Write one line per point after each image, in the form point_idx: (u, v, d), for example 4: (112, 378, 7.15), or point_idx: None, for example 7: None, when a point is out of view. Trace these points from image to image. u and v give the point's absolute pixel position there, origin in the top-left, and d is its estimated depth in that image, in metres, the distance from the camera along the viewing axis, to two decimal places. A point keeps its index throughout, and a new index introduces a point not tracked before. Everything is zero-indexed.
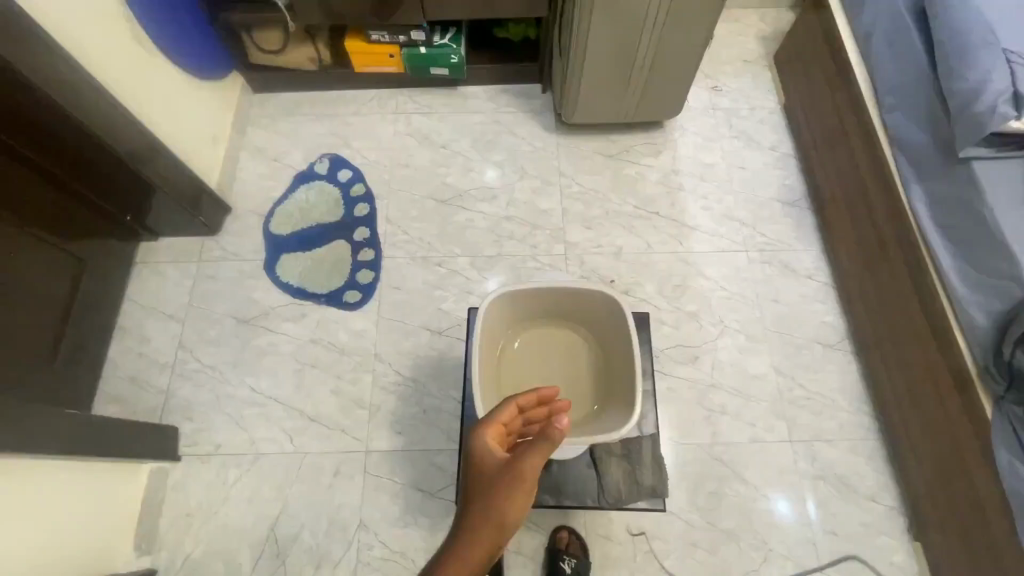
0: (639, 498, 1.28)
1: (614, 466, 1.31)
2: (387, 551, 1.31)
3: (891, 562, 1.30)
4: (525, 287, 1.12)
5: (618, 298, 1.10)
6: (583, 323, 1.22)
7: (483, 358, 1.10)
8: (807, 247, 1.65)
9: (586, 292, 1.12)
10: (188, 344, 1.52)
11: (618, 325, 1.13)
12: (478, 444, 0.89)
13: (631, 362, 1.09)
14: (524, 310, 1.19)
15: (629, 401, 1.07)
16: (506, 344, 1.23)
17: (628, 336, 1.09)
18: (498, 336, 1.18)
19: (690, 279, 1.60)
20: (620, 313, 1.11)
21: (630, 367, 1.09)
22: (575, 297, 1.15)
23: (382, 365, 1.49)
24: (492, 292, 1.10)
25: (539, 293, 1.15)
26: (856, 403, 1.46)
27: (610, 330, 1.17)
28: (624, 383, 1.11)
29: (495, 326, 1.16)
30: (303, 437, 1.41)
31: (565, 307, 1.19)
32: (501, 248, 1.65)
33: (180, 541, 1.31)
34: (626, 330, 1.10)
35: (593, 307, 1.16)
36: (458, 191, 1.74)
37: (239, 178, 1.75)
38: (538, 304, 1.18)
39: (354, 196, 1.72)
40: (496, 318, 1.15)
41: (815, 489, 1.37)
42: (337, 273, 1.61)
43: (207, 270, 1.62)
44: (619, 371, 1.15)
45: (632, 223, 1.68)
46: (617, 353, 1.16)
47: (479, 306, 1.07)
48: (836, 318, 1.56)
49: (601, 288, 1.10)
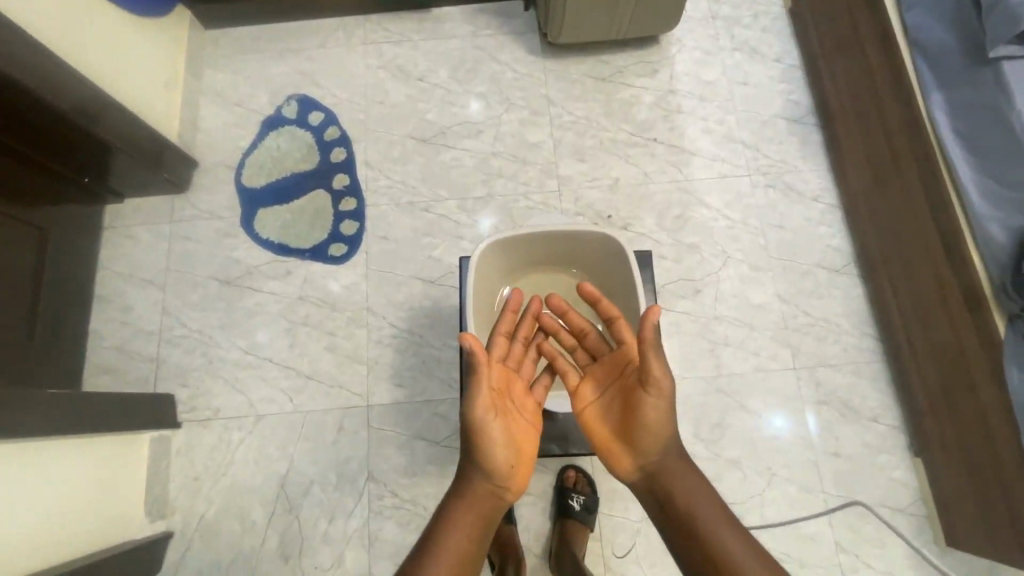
0: None
1: None
2: (397, 499, 1.32)
3: (891, 478, 1.33)
4: (517, 232, 1.05)
5: (618, 239, 1.03)
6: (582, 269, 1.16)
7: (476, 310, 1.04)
8: (813, 168, 1.56)
9: (584, 235, 1.06)
10: (173, 309, 1.46)
11: (620, 268, 1.07)
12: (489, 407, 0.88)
13: (635, 306, 1.03)
14: (517, 258, 1.12)
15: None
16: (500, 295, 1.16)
17: (630, 279, 1.04)
18: (490, 286, 1.12)
19: (691, 209, 1.52)
20: (621, 254, 1.05)
21: (633, 310, 1.04)
22: (572, 241, 1.08)
23: (375, 318, 1.45)
24: (485, 241, 1.04)
25: (533, 239, 1.08)
26: (861, 326, 1.43)
27: (611, 274, 1.11)
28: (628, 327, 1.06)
29: (486, 276, 1.09)
30: (302, 396, 1.39)
31: (560, 252, 1.12)
32: (490, 187, 1.56)
33: (192, 503, 1.33)
34: (628, 273, 1.05)
35: (593, 252, 1.10)
36: (440, 128, 1.61)
37: (201, 127, 1.61)
38: (532, 250, 1.11)
39: (328, 140, 1.60)
40: (488, 267, 1.08)
41: (818, 414, 1.37)
42: (319, 226, 1.52)
43: (181, 231, 1.53)
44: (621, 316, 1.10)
45: (628, 152, 1.58)
46: (618, 298, 1.11)
47: (471, 256, 1.01)
48: (842, 241, 1.50)
49: (600, 229, 1.04)
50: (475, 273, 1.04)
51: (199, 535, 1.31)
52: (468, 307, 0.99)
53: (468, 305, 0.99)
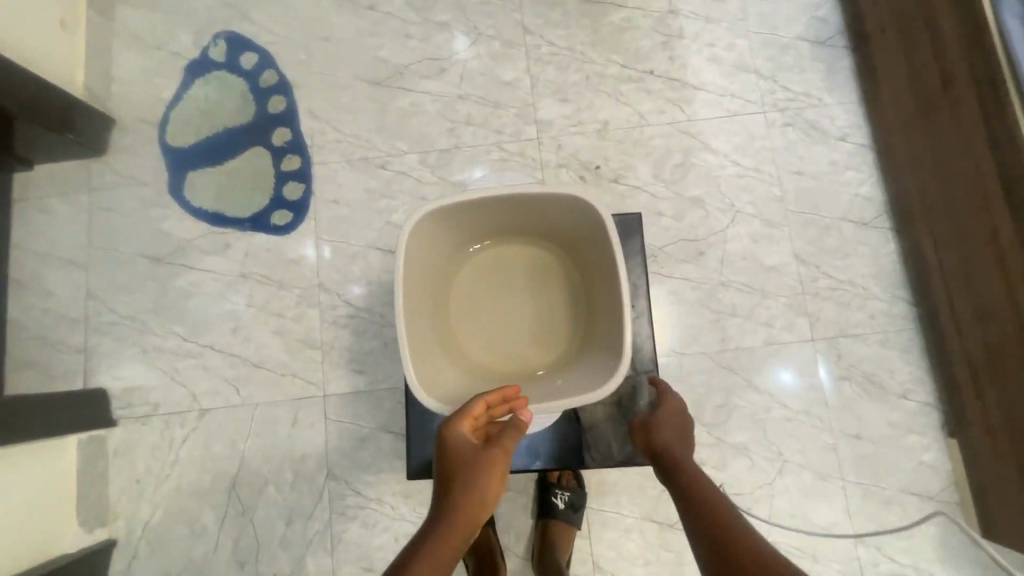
0: (632, 454, 1.03)
1: (601, 418, 1.05)
2: (362, 498, 1.18)
3: (920, 461, 1.16)
4: (462, 196, 0.83)
5: (594, 202, 0.82)
6: (553, 239, 0.95)
7: (414, 298, 0.84)
8: (840, 101, 1.31)
9: (550, 197, 0.84)
10: (99, 293, 1.28)
11: (596, 239, 0.86)
12: (454, 452, 0.77)
13: (616, 286, 0.83)
14: (469, 228, 0.91)
15: (616, 337, 0.82)
16: (451, 273, 0.96)
17: (610, 252, 0.83)
18: (437, 264, 0.92)
19: (693, 156, 1.29)
20: (598, 221, 0.84)
21: (616, 293, 0.84)
22: (536, 205, 0.87)
23: (329, 296, 1.26)
24: (423, 208, 0.82)
25: (485, 205, 0.86)
26: (891, 289, 1.23)
27: (586, 244, 0.90)
28: (610, 313, 0.86)
29: (428, 252, 0.89)
30: (250, 387, 1.23)
31: (522, 219, 0.91)
32: (457, 137, 1.32)
33: (135, 508, 1.19)
34: (608, 244, 0.84)
35: (564, 219, 0.89)
36: (397, 68, 1.36)
37: (117, 76, 1.37)
38: (486, 218, 0.90)
39: (265, 87, 1.36)
40: (428, 241, 0.87)
41: (839, 391, 1.19)
42: (259, 190, 1.31)
43: (102, 201, 1.32)
44: (600, 299, 0.90)
45: (618, 88, 1.33)
46: (596, 274, 0.91)
47: (403, 228, 0.80)
48: (872, 187, 1.27)
49: (569, 190, 0.82)
50: (409, 253, 0.83)
51: (145, 543, 1.18)
52: (400, 297, 0.78)
53: (400, 295, 0.79)
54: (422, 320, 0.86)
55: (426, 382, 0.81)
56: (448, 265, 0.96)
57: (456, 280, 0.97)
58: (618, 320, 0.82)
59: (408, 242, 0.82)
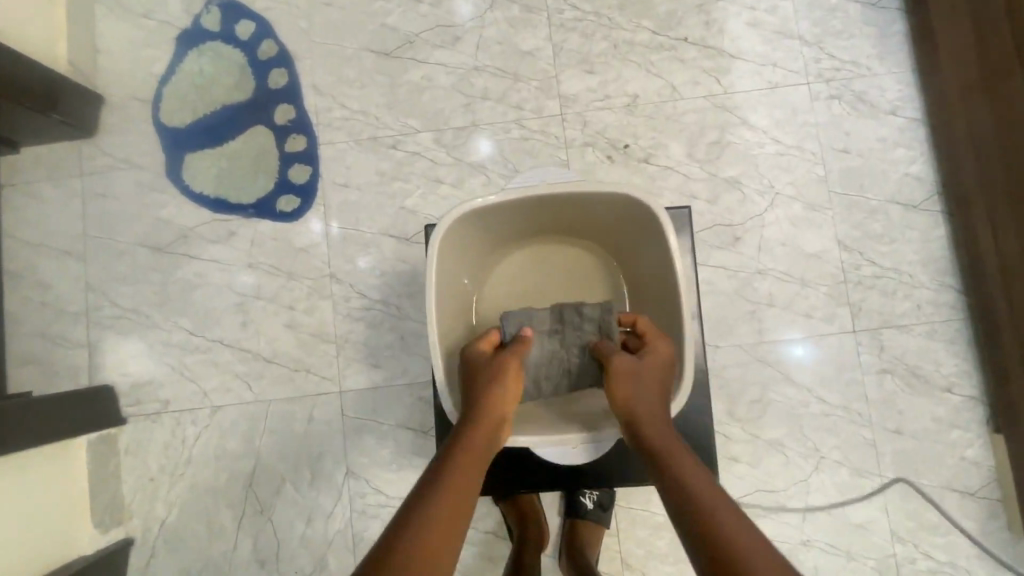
0: None
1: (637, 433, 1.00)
2: (383, 497, 1.15)
3: (961, 457, 1.12)
4: (498, 199, 0.76)
5: (650, 202, 0.74)
6: (590, 236, 0.89)
7: (446, 315, 0.79)
8: (892, 70, 1.20)
9: (597, 196, 0.77)
10: (99, 285, 1.22)
11: (649, 240, 0.80)
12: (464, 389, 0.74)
13: (674, 295, 0.78)
14: (500, 230, 0.85)
15: (675, 358, 0.79)
16: (483, 275, 0.91)
17: (667, 261, 0.77)
18: (469, 269, 0.86)
19: (730, 133, 1.19)
20: (653, 223, 0.77)
21: (673, 310, 0.79)
22: (581, 204, 0.79)
23: (341, 287, 1.19)
24: (454, 213, 0.75)
25: (524, 206, 0.79)
26: (941, 277, 1.15)
27: (635, 244, 0.84)
28: (664, 330, 0.83)
29: (460, 259, 0.83)
30: (262, 383, 1.18)
31: (563, 218, 0.84)
32: (474, 114, 1.22)
33: (151, 507, 1.16)
34: (664, 250, 0.78)
35: (605, 216, 0.82)
36: (406, 37, 1.25)
37: (103, 49, 1.27)
38: (524, 218, 0.83)
39: (264, 59, 1.25)
40: (460, 248, 0.81)
41: (880, 385, 1.14)
42: (262, 173, 1.22)
43: (96, 187, 1.24)
44: (652, 307, 0.86)
45: (648, 58, 1.22)
46: (646, 278, 0.86)
47: (433, 237, 0.73)
48: (923, 166, 1.18)
49: (621, 189, 0.74)
50: (440, 265, 0.77)
51: (163, 542, 1.15)
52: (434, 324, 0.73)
53: (433, 318, 0.74)
54: (454, 337, 0.82)
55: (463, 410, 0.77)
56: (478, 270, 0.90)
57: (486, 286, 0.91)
58: (678, 343, 0.78)
59: (438, 253, 0.76)
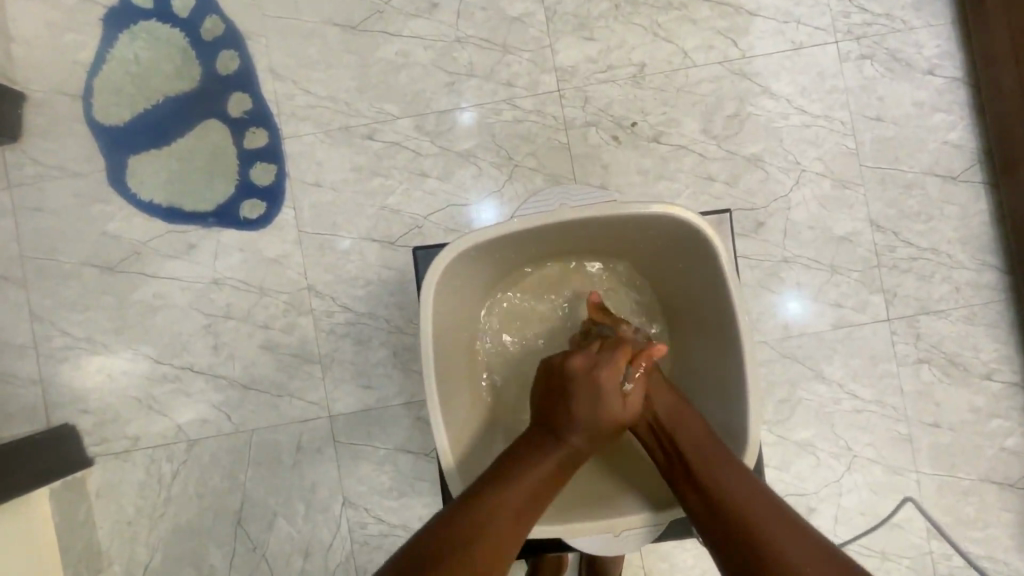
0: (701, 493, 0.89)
1: None
2: (384, 526, 1.04)
3: (1001, 448, 1.04)
4: (519, 223, 0.67)
5: (698, 222, 0.66)
6: (611, 255, 0.79)
7: (449, 367, 0.71)
8: (929, 22, 1.06)
9: (634, 218, 0.68)
10: (44, 313, 1.07)
11: (694, 266, 0.71)
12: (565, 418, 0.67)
13: (726, 323, 0.69)
14: (509, 259, 0.75)
15: (729, 409, 0.69)
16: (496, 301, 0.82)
17: (716, 290, 0.69)
18: (479, 294, 0.78)
19: (750, 103, 1.06)
20: (698, 246, 0.68)
21: (723, 345, 0.70)
22: (613, 226, 0.70)
23: (322, 301, 1.06)
24: (454, 251, 0.66)
25: (548, 231, 0.70)
26: (982, 256, 1.05)
27: (675, 270, 0.75)
28: (713, 375, 0.73)
29: (469, 285, 0.74)
30: (242, 411, 1.06)
31: (592, 241, 0.75)
32: (459, 94, 1.07)
33: (131, 552, 1.06)
34: (713, 280, 0.69)
35: (631, 234, 0.73)
36: (375, 5, 1.07)
37: (18, 35, 1.08)
38: (546, 242, 0.74)
39: (209, 40, 1.07)
40: (463, 286, 0.72)
41: (917, 375, 1.05)
42: (219, 175, 1.07)
43: (28, 200, 1.08)
44: (695, 346, 0.77)
45: (655, 19, 1.07)
46: (687, 308, 0.77)
47: (428, 278, 0.65)
48: (964, 131, 1.05)
49: (663, 210, 0.65)
50: (445, 290, 0.69)
51: None
52: (429, 350, 0.65)
53: (430, 346, 0.65)
54: (459, 370, 0.74)
55: (457, 453, 0.69)
56: (486, 303, 0.81)
57: (496, 321, 0.82)
58: (736, 392, 0.68)
59: (444, 279, 0.67)
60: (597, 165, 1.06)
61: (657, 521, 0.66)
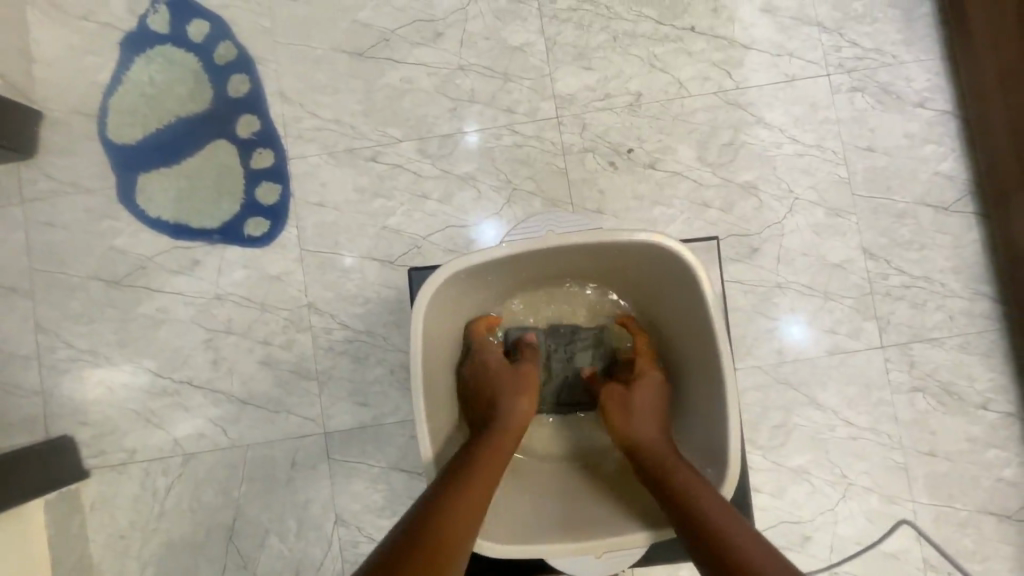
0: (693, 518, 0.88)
1: None
2: (376, 545, 1.04)
3: (998, 478, 1.03)
4: (508, 248, 0.68)
5: (683, 250, 0.67)
6: (600, 278, 0.81)
7: (437, 385, 0.72)
8: (919, 57, 1.09)
9: (621, 245, 0.69)
10: (49, 325, 1.09)
11: (679, 291, 0.72)
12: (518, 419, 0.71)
13: (708, 348, 0.70)
14: (500, 280, 0.77)
15: (711, 432, 0.70)
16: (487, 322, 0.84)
17: (699, 317, 0.70)
18: (471, 312, 0.79)
19: (745, 132, 1.08)
20: (684, 274, 0.69)
21: (704, 369, 0.71)
22: (601, 252, 0.72)
23: (321, 318, 1.08)
24: (445, 273, 0.68)
25: (538, 255, 0.72)
26: (975, 285, 1.06)
27: (662, 295, 0.76)
28: (694, 400, 0.74)
29: (461, 302, 0.76)
30: (238, 426, 1.07)
31: (581, 264, 0.76)
32: (461, 119, 1.10)
33: (122, 567, 1.05)
34: (695, 306, 0.70)
35: (619, 260, 0.74)
36: (382, 33, 1.11)
37: (39, 57, 1.12)
38: (535, 265, 0.75)
39: (221, 65, 1.11)
40: (455, 306, 0.74)
41: (912, 403, 1.05)
42: (226, 193, 1.10)
43: (40, 214, 1.11)
44: (678, 369, 0.78)
45: (652, 50, 1.10)
46: (671, 331, 0.78)
47: (420, 299, 0.67)
48: (955, 163, 1.08)
49: (648, 237, 0.67)
50: (436, 309, 0.70)
51: None
52: (418, 366, 0.66)
53: (420, 364, 0.67)
54: (447, 389, 0.75)
55: (444, 469, 0.69)
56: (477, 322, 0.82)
57: None
58: (716, 415, 0.69)
59: (436, 299, 0.69)
60: (594, 190, 1.08)
61: (646, 540, 0.65)
